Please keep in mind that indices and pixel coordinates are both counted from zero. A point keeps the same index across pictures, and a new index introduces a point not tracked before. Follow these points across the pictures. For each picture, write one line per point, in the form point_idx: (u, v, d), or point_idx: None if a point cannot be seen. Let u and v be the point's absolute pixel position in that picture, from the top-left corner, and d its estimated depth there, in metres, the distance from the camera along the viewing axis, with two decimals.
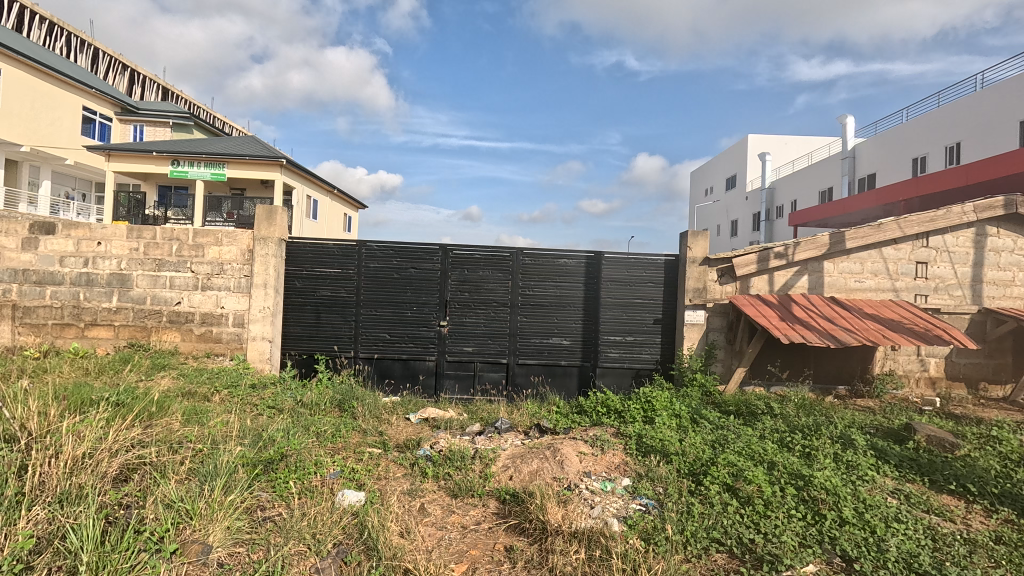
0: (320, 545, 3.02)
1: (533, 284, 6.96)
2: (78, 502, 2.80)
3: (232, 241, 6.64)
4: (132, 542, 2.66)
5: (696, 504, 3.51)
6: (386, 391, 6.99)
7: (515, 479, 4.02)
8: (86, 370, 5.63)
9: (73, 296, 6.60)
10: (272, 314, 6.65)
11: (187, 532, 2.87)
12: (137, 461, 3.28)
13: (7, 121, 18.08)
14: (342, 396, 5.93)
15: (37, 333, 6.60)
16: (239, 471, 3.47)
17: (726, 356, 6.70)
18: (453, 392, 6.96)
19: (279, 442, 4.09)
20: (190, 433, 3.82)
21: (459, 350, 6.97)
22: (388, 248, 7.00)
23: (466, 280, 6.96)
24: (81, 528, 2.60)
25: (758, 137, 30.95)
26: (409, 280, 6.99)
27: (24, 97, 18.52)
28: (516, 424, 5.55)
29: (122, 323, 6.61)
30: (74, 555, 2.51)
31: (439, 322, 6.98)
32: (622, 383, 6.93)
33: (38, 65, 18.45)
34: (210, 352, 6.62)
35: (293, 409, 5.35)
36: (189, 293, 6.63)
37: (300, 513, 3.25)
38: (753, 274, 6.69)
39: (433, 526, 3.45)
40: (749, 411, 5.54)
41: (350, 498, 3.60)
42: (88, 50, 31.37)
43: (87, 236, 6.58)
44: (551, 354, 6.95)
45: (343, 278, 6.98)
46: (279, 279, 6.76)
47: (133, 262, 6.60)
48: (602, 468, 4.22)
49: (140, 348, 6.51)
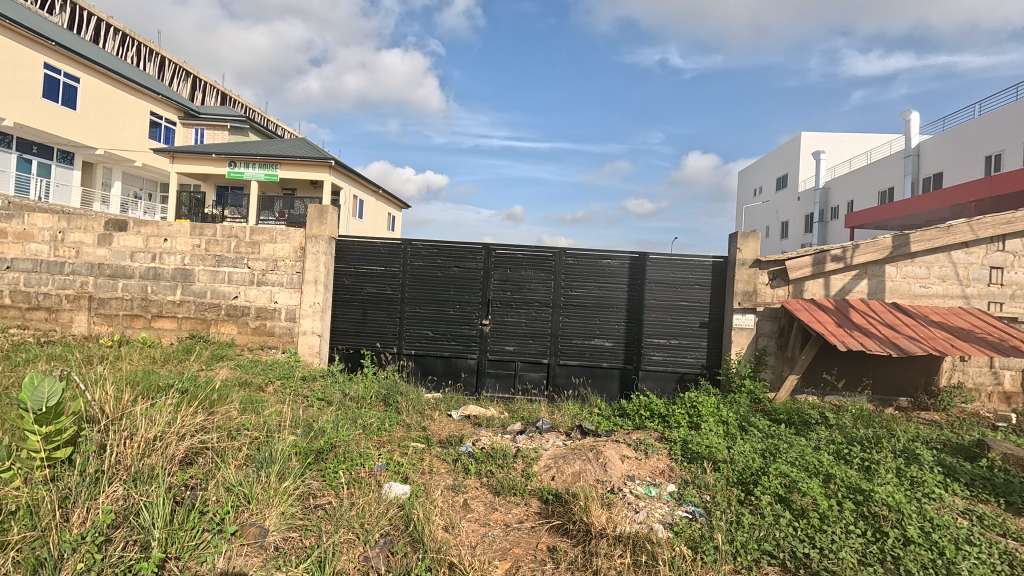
0: (369, 534, 3.10)
1: (575, 285, 6.91)
2: (149, 481, 2.96)
3: (286, 238, 6.91)
4: (197, 522, 2.82)
5: (746, 514, 3.40)
6: (429, 387, 7.10)
7: (557, 480, 4.00)
8: (152, 358, 5.98)
9: (142, 289, 7.04)
10: (322, 310, 6.89)
11: (246, 515, 3.02)
12: (201, 445, 3.46)
13: (84, 126, 19.49)
14: (387, 390, 6.07)
15: (110, 324, 7.07)
16: (292, 460, 3.62)
17: (777, 363, 6.45)
18: (493, 391, 7.00)
19: (329, 433, 4.25)
20: (248, 422, 4.01)
21: (501, 349, 7.00)
22: (432, 246, 7.10)
23: (508, 280, 6.99)
24: (152, 506, 2.76)
25: (811, 135, 29.64)
26: (452, 278, 7.08)
27: (99, 104, 19.96)
28: (557, 425, 5.53)
29: (185, 315, 7.00)
30: (147, 531, 2.67)
31: (481, 321, 7.03)
32: (665, 387, 6.80)
33: (108, 71, 19.81)
34: (264, 344, 6.91)
35: (340, 402, 5.52)
36: (245, 287, 6.95)
37: (350, 503, 3.34)
38: (806, 277, 6.40)
39: (477, 523, 3.48)
40: (802, 421, 5.30)
41: (395, 490, 3.68)
42: (155, 59, 33.51)
43: (155, 233, 7.02)
44: (593, 355, 6.89)
45: (388, 276, 7.15)
46: (328, 276, 7.00)
47: (196, 258, 6.98)
48: (646, 473, 4.16)
49: (200, 339, 6.88)
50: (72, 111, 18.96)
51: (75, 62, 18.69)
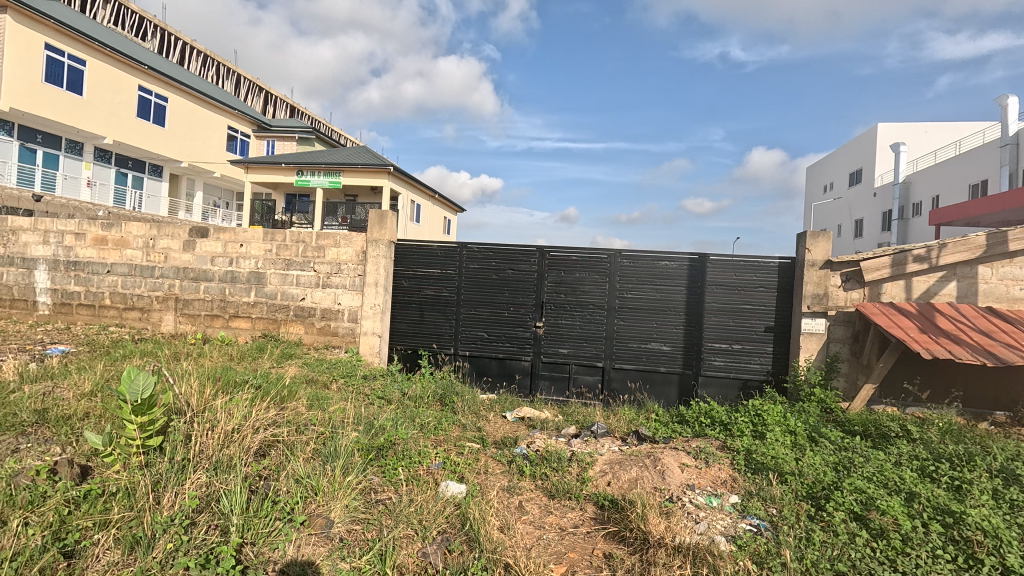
0: (426, 531, 3.17)
1: (631, 288, 6.79)
2: (228, 470, 3.19)
3: (349, 242, 7.22)
4: (270, 510, 3.00)
5: (817, 531, 3.20)
6: (484, 388, 7.19)
7: (613, 486, 3.94)
8: (230, 355, 6.43)
9: (221, 291, 7.59)
10: (382, 311, 7.14)
11: (313, 506, 3.18)
12: (273, 438, 3.68)
13: (172, 141, 21.25)
14: (443, 390, 6.20)
15: (194, 323, 7.67)
16: (355, 456, 3.77)
17: (851, 371, 6.04)
18: (548, 393, 6.98)
19: (389, 431, 4.40)
20: (315, 418, 4.23)
21: (555, 352, 6.98)
22: (487, 249, 7.20)
23: (563, 282, 6.97)
24: (231, 494, 2.96)
25: (889, 126, 27.57)
26: (506, 280, 7.13)
27: (183, 120, 21.72)
28: (613, 430, 5.44)
29: (258, 315, 7.47)
30: (226, 516, 2.87)
31: (535, 323, 7.05)
32: (727, 394, 6.54)
33: (190, 89, 21.50)
34: (328, 344, 7.26)
35: (399, 401, 5.70)
36: (312, 289, 7.33)
37: (408, 500, 3.44)
38: (885, 279, 5.95)
39: (531, 525, 3.49)
40: (880, 433, 4.93)
41: (452, 489, 3.75)
42: (232, 77, 36.05)
43: (232, 238, 7.54)
44: (649, 360, 6.73)
45: (444, 278, 7.31)
46: (388, 278, 7.25)
47: (267, 262, 7.44)
48: (707, 482, 4.01)
49: (271, 338, 7.32)
50: (161, 128, 20.72)
51: (162, 82, 20.41)
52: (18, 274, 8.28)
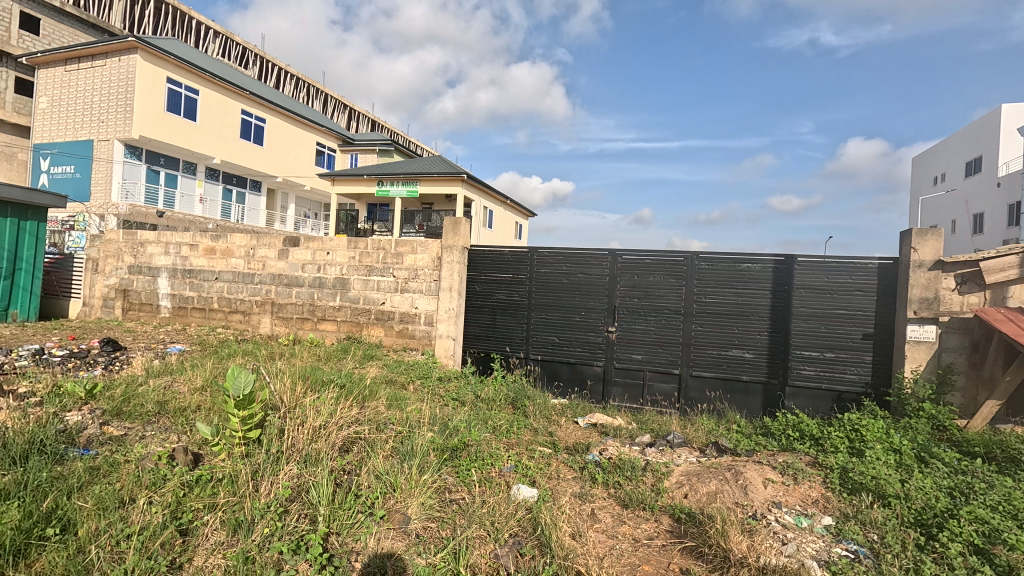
0: (499, 533, 3.21)
1: (709, 292, 6.49)
2: (316, 464, 3.43)
3: (424, 249, 7.52)
4: (353, 504, 3.19)
5: (927, 563, 2.87)
6: (555, 393, 7.17)
7: (690, 499, 3.78)
8: (318, 356, 6.90)
9: (311, 296, 8.17)
10: (456, 315, 7.35)
11: (392, 501, 3.33)
12: (356, 435, 3.91)
13: (269, 158, 23.22)
14: (515, 394, 6.26)
15: (287, 325, 8.32)
16: (431, 455, 3.91)
17: (969, 385, 5.37)
18: (621, 400, 6.83)
19: (462, 432, 4.52)
20: (394, 417, 4.44)
21: (628, 358, 6.82)
22: (557, 253, 7.19)
23: (636, 286, 6.80)
24: (319, 486, 3.18)
25: (1015, 107, 24.31)
26: (577, 285, 7.08)
27: (278, 139, 23.67)
28: (690, 440, 5.22)
29: (343, 318, 7.96)
30: (315, 506, 3.08)
31: (607, 328, 6.93)
32: (818, 407, 6.05)
33: (284, 110, 23.41)
34: (406, 346, 7.58)
35: (473, 403, 5.84)
36: (391, 294, 7.70)
37: (481, 501, 3.51)
38: (1011, 281, 5.23)
39: (604, 534, 3.42)
40: (1006, 456, 4.33)
41: (523, 493, 3.78)
42: (320, 97, 38.82)
43: (320, 247, 8.11)
44: (730, 367, 6.40)
45: (515, 283, 7.39)
46: (462, 283, 7.45)
47: (351, 268, 7.91)
48: (795, 501, 3.73)
49: (355, 340, 7.77)
50: (260, 147, 22.71)
51: (260, 105, 22.40)
52: (145, 281, 9.42)
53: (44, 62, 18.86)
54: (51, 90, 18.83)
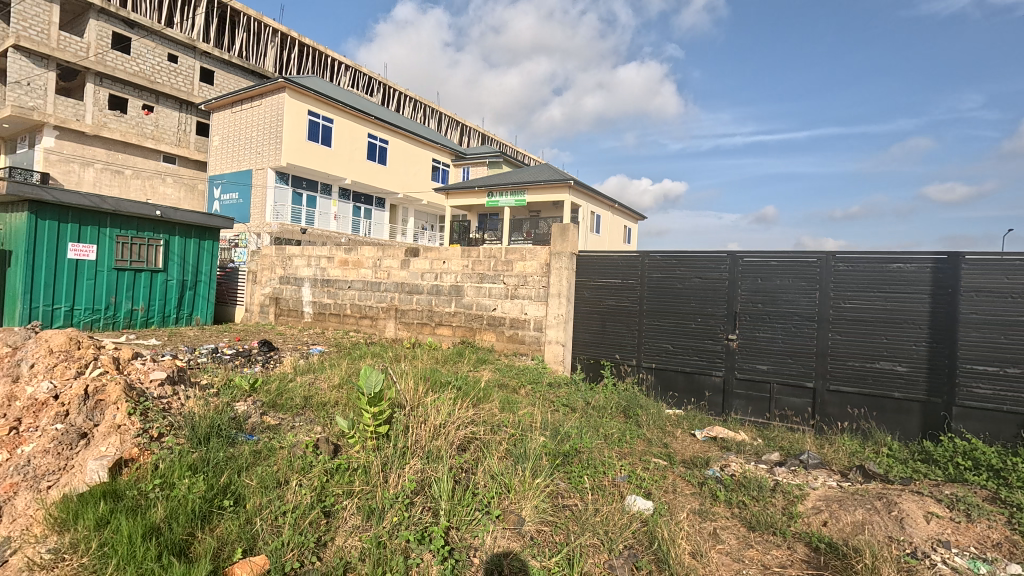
0: (613, 543, 3.14)
1: (849, 296, 5.79)
2: (438, 460, 3.65)
3: (533, 256, 7.67)
4: (471, 501, 3.33)
5: None
6: (670, 403, 6.84)
7: (830, 527, 3.38)
8: (436, 359, 7.33)
9: (429, 302, 8.71)
10: (565, 321, 7.38)
11: (507, 502, 3.42)
12: (472, 436, 4.09)
13: (391, 176, 25.25)
14: (627, 402, 6.10)
15: (408, 330, 8.95)
16: (543, 460, 3.95)
17: None
18: (744, 414, 6.32)
19: (574, 438, 4.51)
20: (507, 420, 4.57)
21: (752, 368, 6.32)
22: (670, 257, 6.90)
23: (760, 291, 6.29)
24: (440, 481, 3.38)
25: None
26: (692, 289, 6.73)
27: (399, 157, 25.66)
28: (829, 462, 4.68)
29: (458, 324, 8.37)
30: (437, 500, 3.27)
31: (727, 336, 6.48)
32: (998, 432, 5.08)
33: (404, 131, 25.33)
34: (517, 351, 7.76)
35: (584, 409, 5.80)
36: (502, 301, 7.94)
37: (594, 509, 3.47)
38: None
39: (728, 556, 3.19)
40: None
41: (638, 504, 3.66)
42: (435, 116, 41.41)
43: (437, 256, 8.63)
44: (877, 382, 5.64)
45: (625, 288, 7.21)
46: (571, 289, 7.46)
47: (465, 276, 8.31)
48: (969, 542, 3.17)
49: (469, 344, 8.12)
50: (383, 166, 24.79)
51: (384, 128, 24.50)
52: (292, 290, 10.75)
53: (218, 106, 22.47)
54: (223, 129, 22.33)
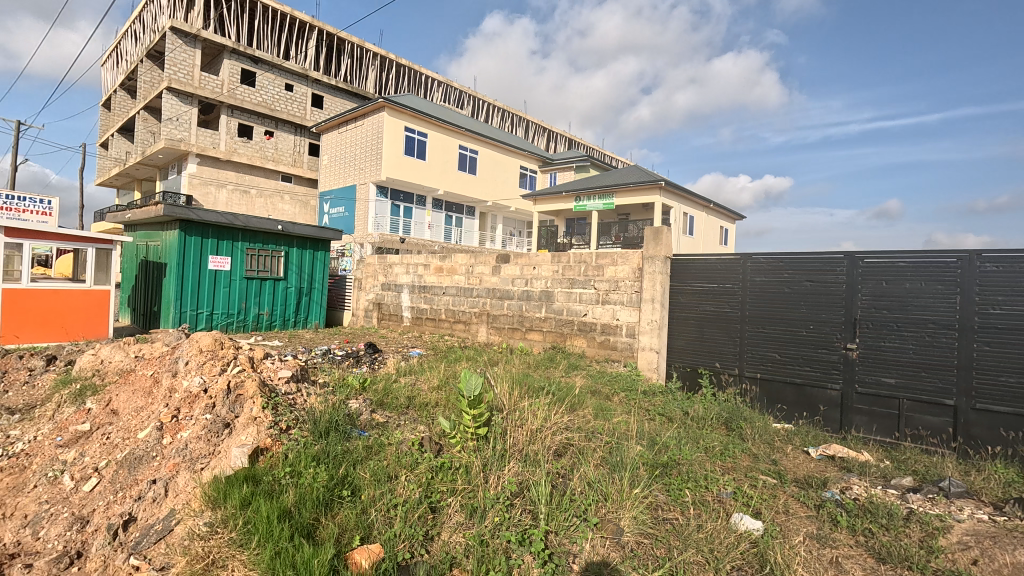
0: (720, 563, 2.98)
1: (1000, 301, 5.02)
2: (535, 464, 3.70)
3: (625, 260, 7.55)
4: (568, 507, 3.34)
5: None
6: (778, 417, 6.34)
7: (982, 567, 2.95)
8: (528, 363, 7.44)
9: (520, 308, 8.86)
10: (659, 327, 7.19)
11: (605, 511, 3.39)
12: (568, 442, 4.09)
13: (481, 185, 26.02)
14: (729, 414, 5.75)
15: (500, 334, 9.16)
16: (641, 470, 3.86)
17: None
18: (867, 432, 5.69)
19: (672, 449, 4.36)
20: (601, 427, 4.52)
21: (877, 382, 5.68)
22: (776, 259, 6.44)
23: (885, 295, 5.65)
24: (537, 485, 3.43)
25: None
26: (803, 294, 6.21)
27: (488, 166, 26.39)
28: (977, 492, 4.08)
29: (548, 329, 8.42)
30: (535, 504, 3.32)
31: (845, 345, 5.89)
32: None
33: (493, 140, 26.02)
34: (609, 357, 7.65)
35: (681, 420, 5.58)
36: (593, 306, 7.87)
37: (697, 524, 3.32)
38: None
39: None
40: None
41: (746, 523, 3.44)
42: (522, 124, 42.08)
43: (528, 262, 8.76)
44: None
45: (725, 293, 6.82)
46: (666, 294, 7.24)
47: (555, 281, 8.35)
48: None
49: (560, 349, 8.14)
50: (474, 175, 25.62)
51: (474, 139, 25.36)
52: (393, 296, 11.45)
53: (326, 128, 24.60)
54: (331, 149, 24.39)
